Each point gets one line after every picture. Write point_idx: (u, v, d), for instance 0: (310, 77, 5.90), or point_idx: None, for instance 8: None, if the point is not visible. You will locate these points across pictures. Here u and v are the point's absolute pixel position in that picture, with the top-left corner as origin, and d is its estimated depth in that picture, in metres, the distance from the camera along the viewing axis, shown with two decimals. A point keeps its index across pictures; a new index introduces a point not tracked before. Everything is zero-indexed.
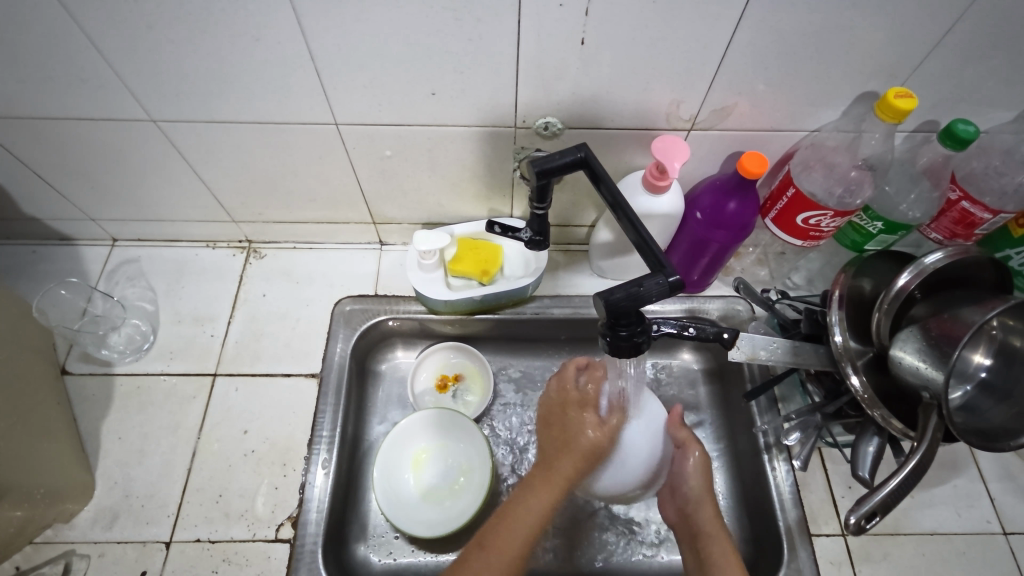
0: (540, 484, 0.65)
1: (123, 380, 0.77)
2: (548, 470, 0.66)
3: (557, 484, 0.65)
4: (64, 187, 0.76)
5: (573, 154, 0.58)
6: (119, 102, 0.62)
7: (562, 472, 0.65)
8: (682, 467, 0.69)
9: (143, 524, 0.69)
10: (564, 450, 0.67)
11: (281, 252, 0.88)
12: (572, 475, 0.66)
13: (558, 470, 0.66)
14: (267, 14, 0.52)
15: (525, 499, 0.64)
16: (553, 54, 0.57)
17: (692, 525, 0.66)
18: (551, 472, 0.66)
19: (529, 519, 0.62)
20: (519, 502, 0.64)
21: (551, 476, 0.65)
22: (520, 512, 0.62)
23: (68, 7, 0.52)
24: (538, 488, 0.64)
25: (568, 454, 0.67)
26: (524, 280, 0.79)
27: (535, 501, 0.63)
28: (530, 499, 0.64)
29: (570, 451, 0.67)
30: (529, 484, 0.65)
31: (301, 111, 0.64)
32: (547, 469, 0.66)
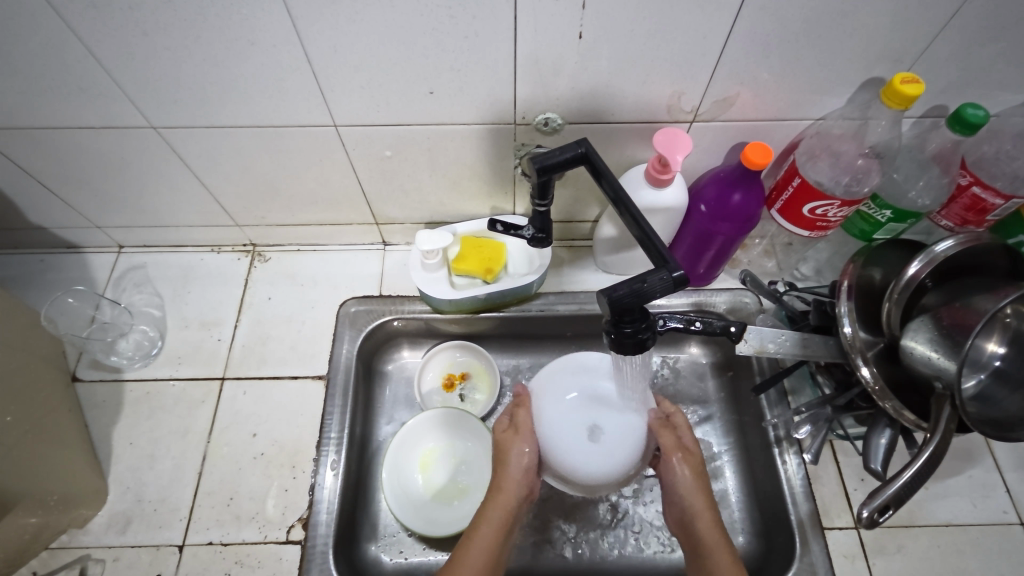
0: (484, 527, 0.62)
1: (132, 386, 0.78)
2: (488, 511, 0.64)
3: (502, 526, 0.62)
4: (68, 196, 0.77)
5: (573, 150, 0.58)
6: (119, 109, 0.63)
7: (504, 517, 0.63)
8: (672, 476, 0.67)
9: (156, 528, 0.70)
10: (502, 489, 0.66)
11: (285, 255, 0.88)
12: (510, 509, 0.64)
13: (499, 511, 0.63)
14: (262, 17, 0.52)
15: (468, 544, 0.60)
16: (551, 48, 0.56)
17: (691, 536, 0.63)
18: (488, 514, 0.63)
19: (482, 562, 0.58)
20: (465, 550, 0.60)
21: (494, 514, 0.63)
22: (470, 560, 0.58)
23: (65, 17, 0.52)
24: (481, 530, 0.62)
25: (504, 488, 0.66)
26: (528, 277, 0.79)
27: (481, 543, 0.60)
28: (473, 545, 0.60)
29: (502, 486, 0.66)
30: (469, 531, 0.62)
31: (300, 114, 0.63)
32: (485, 512, 0.63)
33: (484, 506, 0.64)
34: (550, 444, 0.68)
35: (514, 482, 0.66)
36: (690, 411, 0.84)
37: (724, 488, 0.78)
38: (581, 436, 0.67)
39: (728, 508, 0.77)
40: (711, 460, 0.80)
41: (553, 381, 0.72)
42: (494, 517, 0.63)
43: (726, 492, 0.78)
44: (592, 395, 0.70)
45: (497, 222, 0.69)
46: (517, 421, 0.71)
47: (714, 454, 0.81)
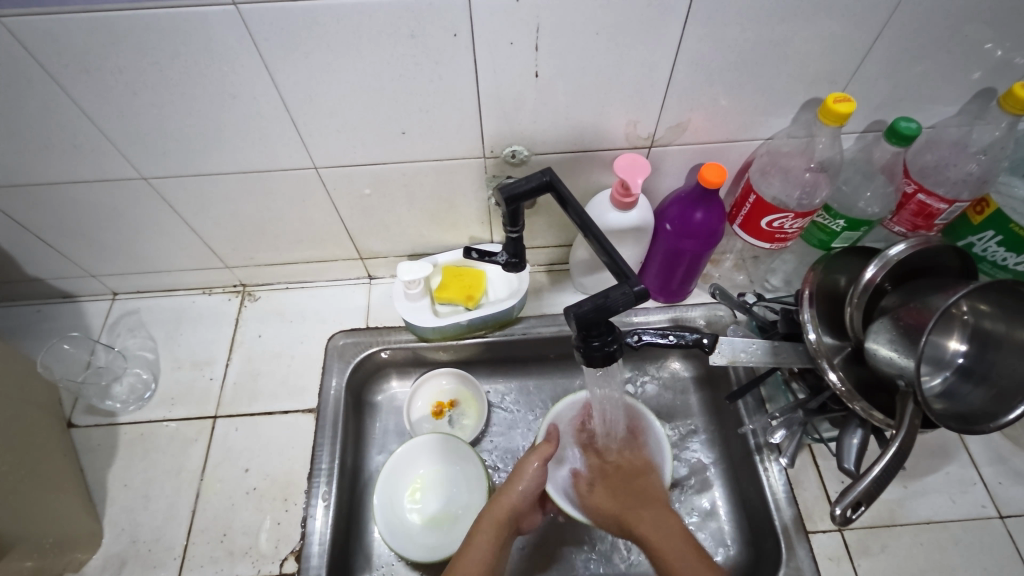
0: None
1: (126, 428, 0.79)
2: (466, 563, 0.60)
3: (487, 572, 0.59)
4: (62, 245, 0.80)
5: (538, 179, 0.62)
6: (112, 162, 0.66)
7: (497, 529, 0.63)
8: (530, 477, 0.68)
9: (151, 567, 0.70)
10: (501, 502, 0.66)
11: (274, 293, 0.91)
12: (504, 526, 0.64)
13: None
14: (242, 72, 0.56)
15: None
16: (509, 87, 0.60)
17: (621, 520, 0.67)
18: (481, 531, 0.63)
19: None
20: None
21: (475, 561, 0.60)
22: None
23: (60, 80, 0.56)
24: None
25: (487, 519, 0.64)
26: (508, 302, 0.82)
27: (475, 557, 0.60)
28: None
29: (506, 500, 0.66)
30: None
31: (281, 158, 0.67)
32: (478, 538, 0.62)
33: (462, 555, 0.61)
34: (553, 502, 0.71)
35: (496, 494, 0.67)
36: (675, 426, 0.86)
37: (712, 501, 0.80)
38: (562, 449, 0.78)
39: (717, 520, 0.78)
40: (699, 473, 0.82)
41: (561, 424, 0.77)
42: (474, 561, 0.60)
43: (715, 504, 0.80)
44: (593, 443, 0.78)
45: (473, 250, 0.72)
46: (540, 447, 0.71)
47: (699, 467, 0.82)
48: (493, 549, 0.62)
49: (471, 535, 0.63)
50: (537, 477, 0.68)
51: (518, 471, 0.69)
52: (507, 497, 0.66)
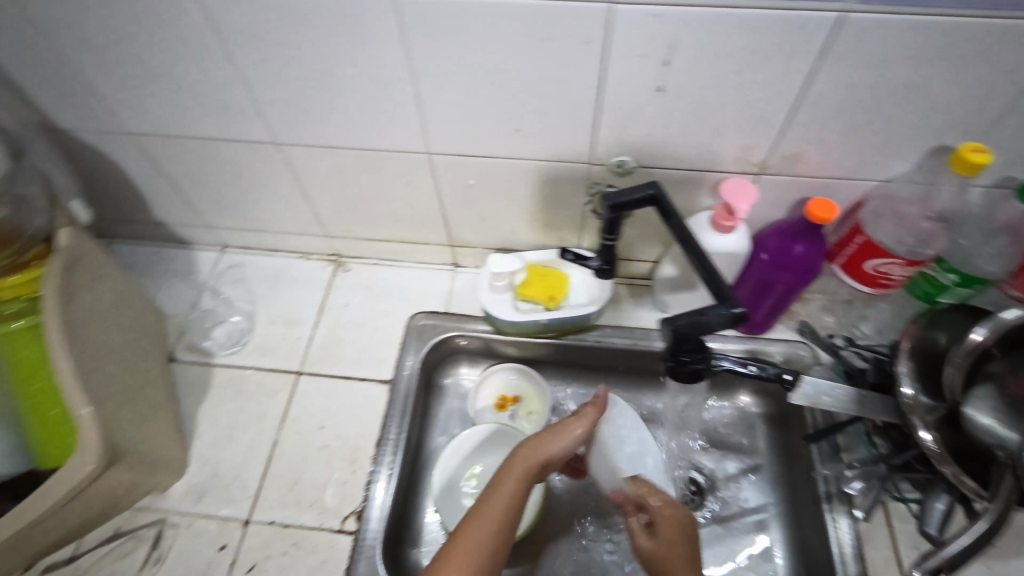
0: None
1: (220, 370, 0.85)
2: (491, 507, 0.58)
3: (511, 518, 0.58)
4: (190, 196, 0.87)
5: (643, 192, 0.64)
6: (251, 127, 0.72)
7: (531, 470, 0.61)
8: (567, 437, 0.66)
9: (226, 502, 0.74)
10: (539, 448, 0.63)
11: (364, 267, 0.96)
12: (535, 472, 0.62)
13: (493, 520, 0.57)
14: (383, 57, 0.59)
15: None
16: (631, 99, 0.62)
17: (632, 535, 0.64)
18: (513, 470, 0.61)
19: (507, 516, 0.58)
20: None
21: (499, 505, 0.58)
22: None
23: (225, 48, 0.61)
24: (478, 530, 0.56)
25: (518, 462, 0.61)
26: (588, 308, 0.83)
27: (501, 497, 0.59)
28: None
29: (546, 447, 0.64)
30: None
31: (400, 141, 0.71)
32: (508, 478, 0.60)
33: (487, 498, 0.59)
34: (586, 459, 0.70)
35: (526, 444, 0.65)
36: (733, 460, 0.84)
37: (767, 542, 0.78)
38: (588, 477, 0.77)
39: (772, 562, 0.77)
40: (756, 512, 0.80)
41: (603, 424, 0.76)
42: (504, 498, 0.59)
43: (771, 546, 0.78)
44: (632, 446, 0.73)
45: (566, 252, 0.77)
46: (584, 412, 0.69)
47: (759, 506, 0.81)
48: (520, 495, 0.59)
49: (498, 479, 0.61)
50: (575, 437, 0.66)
51: (557, 428, 0.67)
52: (542, 449, 0.63)
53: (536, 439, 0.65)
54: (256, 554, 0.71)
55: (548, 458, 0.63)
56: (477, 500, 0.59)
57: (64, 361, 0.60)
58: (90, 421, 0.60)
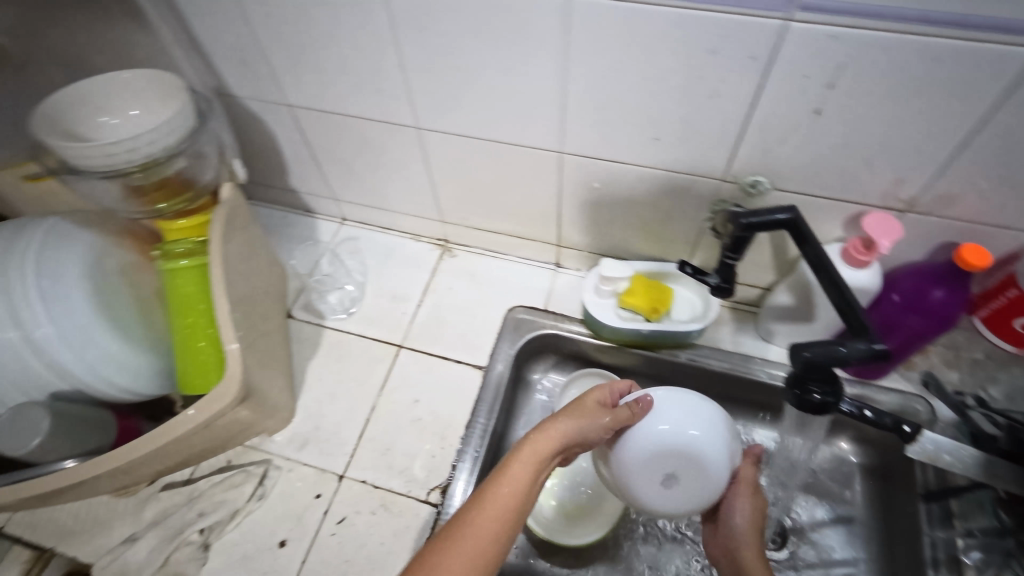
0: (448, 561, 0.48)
1: (329, 333, 0.91)
2: (496, 496, 0.53)
3: (524, 495, 0.54)
4: (326, 169, 0.94)
5: (780, 215, 0.62)
6: (398, 111, 0.76)
7: (542, 459, 0.56)
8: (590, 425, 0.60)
9: (325, 454, 0.79)
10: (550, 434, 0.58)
11: (470, 256, 1.00)
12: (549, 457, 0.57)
13: (506, 496, 0.53)
14: (541, 56, 0.62)
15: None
16: (782, 118, 0.60)
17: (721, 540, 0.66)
18: (523, 458, 0.56)
19: (515, 505, 0.53)
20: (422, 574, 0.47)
21: (509, 495, 0.53)
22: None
23: (395, 36, 0.65)
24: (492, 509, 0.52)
25: (533, 449, 0.57)
26: (691, 325, 0.81)
27: (511, 485, 0.54)
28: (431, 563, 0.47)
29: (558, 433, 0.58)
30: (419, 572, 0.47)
31: (536, 139, 0.73)
32: (516, 464, 0.55)
33: (497, 484, 0.54)
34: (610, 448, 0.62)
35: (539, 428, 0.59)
36: (823, 508, 0.81)
37: None
38: (654, 481, 0.59)
39: None
40: (841, 565, 0.77)
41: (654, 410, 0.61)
42: (513, 487, 0.54)
43: None
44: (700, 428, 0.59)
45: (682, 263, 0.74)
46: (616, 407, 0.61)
47: (847, 559, 0.77)
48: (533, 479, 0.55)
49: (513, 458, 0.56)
50: (591, 416, 0.60)
51: (572, 406, 0.61)
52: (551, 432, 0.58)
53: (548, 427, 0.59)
54: (347, 508, 0.75)
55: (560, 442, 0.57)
56: (490, 477, 0.55)
57: (223, 302, 0.66)
58: (236, 356, 0.65)
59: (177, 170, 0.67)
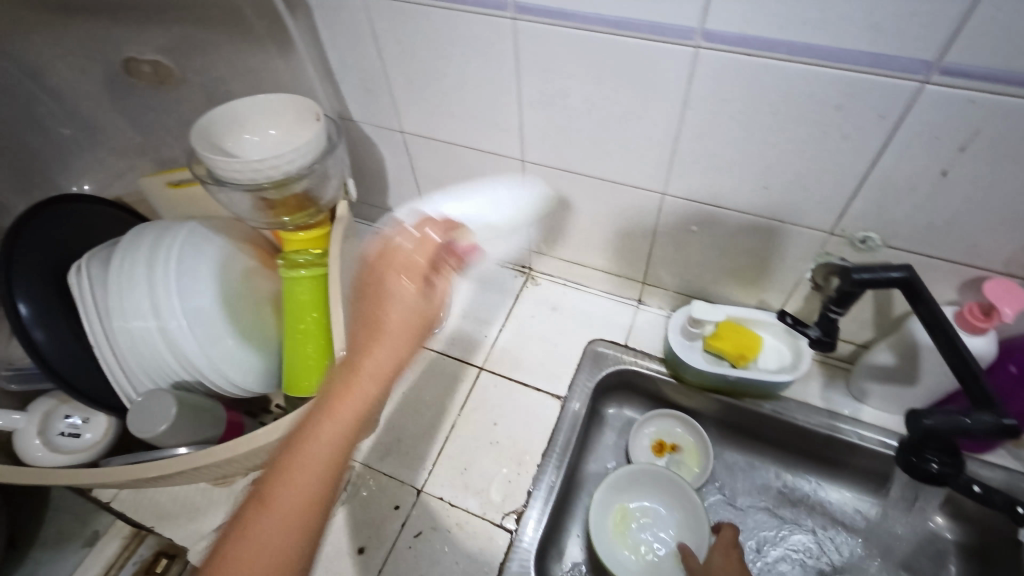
0: (301, 485, 0.43)
1: (414, 349, 0.95)
2: (306, 455, 0.44)
3: (346, 442, 0.46)
4: (425, 193, 0.99)
5: (896, 273, 0.61)
6: (507, 144, 0.80)
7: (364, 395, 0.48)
8: (372, 316, 0.51)
9: (405, 467, 0.82)
10: (359, 368, 0.48)
11: (553, 285, 1.02)
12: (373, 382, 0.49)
13: (327, 447, 0.45)
14: (661, 100, 0.63)
15: (276, 514, 0.42)
16: (905, 177, 0.59)
17: None
18: (334, 410, 0.46)
19: (323, 465, 0.45)
20: (283, 515, 0.42)
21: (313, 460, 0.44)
22: (266, 547, 0.41)
23: (519, 73, 0.69)
24: (309, 441, 0.45)
25: (334, 406, 0.47)
26: (781, 376, 0.78)
27: (325, 436, 0.45)
28: (296, 489, 0.43)
29: (368, 362, 0.49)
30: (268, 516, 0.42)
31: (641, 179, 0.75)
32: (324, 415, 0.46)
33: (308, 441, 0.45)
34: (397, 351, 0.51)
35: (364, 324, 0.53)
36: None
37: None
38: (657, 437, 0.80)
39: None
40: None
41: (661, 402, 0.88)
42: (313, 448, 0.45)
43: None
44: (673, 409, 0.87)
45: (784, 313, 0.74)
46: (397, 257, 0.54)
47: None
48: (371, 405, 0.48)
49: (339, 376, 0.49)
50: (404, 317, 0.51)
51: (380, 295, 0.53)
52: (381, 325, 0.51)
53: (364, 316, 0.52)
54: (423, 523, 0.77)
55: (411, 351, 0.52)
56: (319, 395, 0.49)
57: (337, 311, 0.70)
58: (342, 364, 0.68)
59: (303, 188, 0.72)
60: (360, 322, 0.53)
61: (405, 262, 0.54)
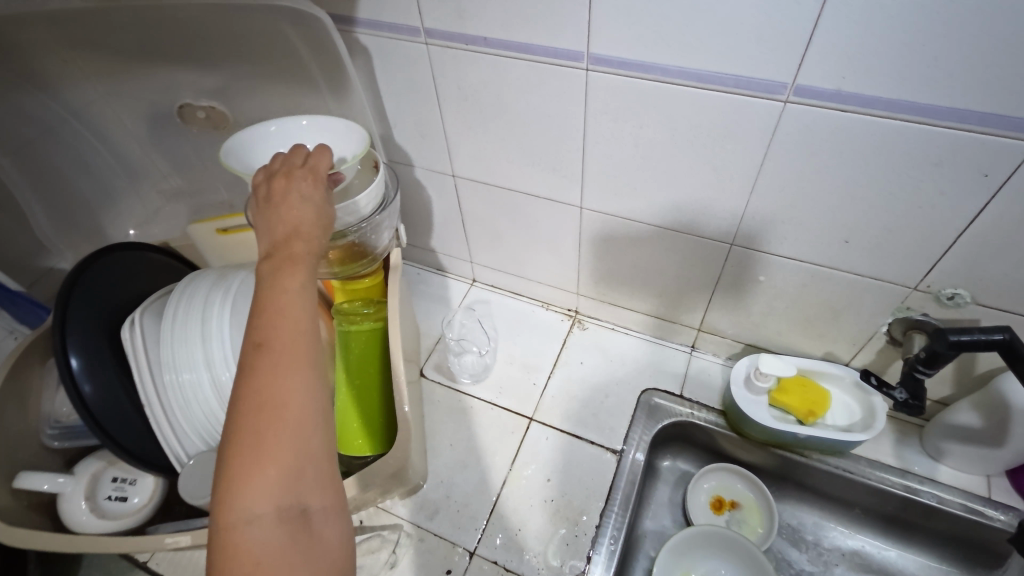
0: (296, 379, 0.42)
1: (461, 396, 0.91)
2: (269, 365, 0.42)
3: (312, 334, 0.45)
4: (472, 235, 0.96)
5: (996, 335, 0.57)
6: (566, 191, 0.78)
7: (301, 286, 0.47)
8: (278, 223, 0.50)
9: (456, 527, 0.78)
10: (292, 263, 0.47)
11: (601, 329, 0.98)
12: (297, 272, 0.47)
13: (291, 344, 0.43)
14: (742, 151, 0.61)
15: (281, 416, 0.41)
16: (1006, 236, 0.56)
17: None
18: (274, 315, 0.44)
19: (292, 357, 0.43)
20: (289, 416, 0.41)
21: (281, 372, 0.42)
22: (286, 448, 0.40)
23: (588, 122, 0.66)
24: (286, 338, 0.43)
25: (273, 312, 0.44)
26: (857, 435, 0.73)
27: (282, 336, 0.43)
28: (294, 388, 0.42)
29: (290, 260, 0.48)
30: (273, 422, 0.40)
31: (709, 228, 0.72)
32: (272, 319, 0.44)
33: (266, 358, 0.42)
34: (301, 246, 0.49)
35: (273, 231, 0.50)
36: None
37: None
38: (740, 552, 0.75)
39: None
40: None
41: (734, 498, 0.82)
42: (272, 355, 0.43)
43: None
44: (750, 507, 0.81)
45: (870, 375, 0.73)
46: (286, 171, 0.53)
47: None
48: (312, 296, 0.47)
49: (273, 276, 0.47)
50: (309, 217, 0.51)
51: (279, 201, 0.51)
52: (296, 224, 0.50)
53: (269, 228, 0.50)
54: None
55: (317, 234, 0.51)
56: (258, 301, 0.45)
57: (399, 366, 0.68)
58: (408, 420, 0.67)
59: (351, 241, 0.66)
60: (265, 233, 0.50)
61: (286, 174, 0.53)
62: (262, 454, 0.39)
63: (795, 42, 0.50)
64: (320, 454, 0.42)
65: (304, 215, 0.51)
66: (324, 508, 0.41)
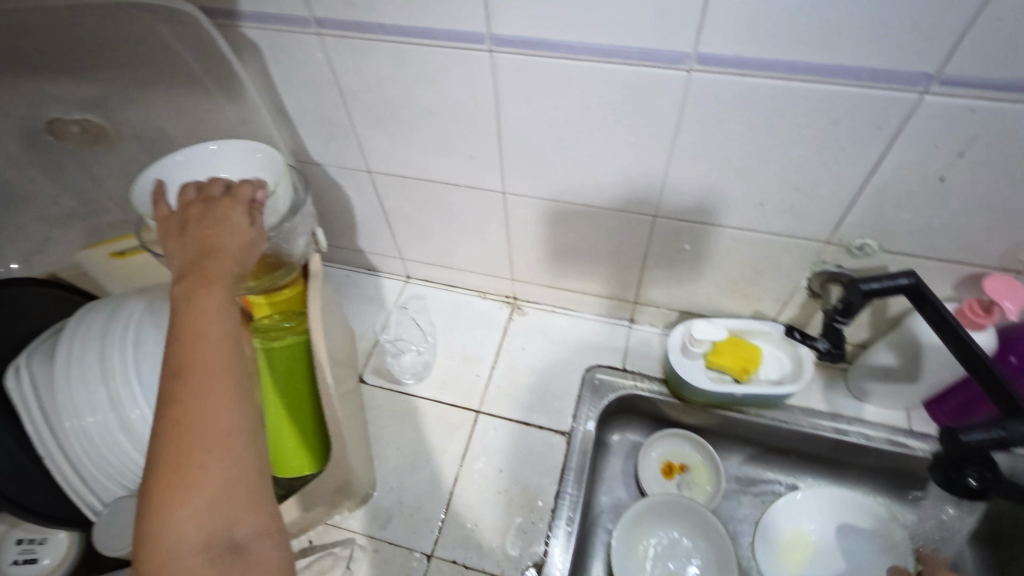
0: (218, 404, 0.41)
1: (403, 398, 0.89)
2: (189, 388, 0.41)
3: (235, 358, 0.44)
4: (398, 231, 0.93)
5: (902, 281, 0.61)
6: (487, 177, 0.76)
7: (221, 309, 0.45)
8: (195, 244, 0.49)
9: (411, 532, 0.76)
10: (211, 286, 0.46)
11: (540, 313, 0.98)
12: (216, 296, 0.46)
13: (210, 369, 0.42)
14: (654, 123, 0.60)
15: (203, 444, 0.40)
16: (902, 184, 0.59)
17: None
18: (194, 338, 0.43)
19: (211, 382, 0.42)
20: (217, 437, 0.40)
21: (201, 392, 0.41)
22: (211, 474, 0.40)
23: (500, 106, 0.64)
24: (205, 363, 0.42)
25: (191, 338, 0.43)
26: (787, 387, 0.76)
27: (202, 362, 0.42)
28: (217, 413, 0.41)
29: (209, 282, 0.46)
30: (196, 447, 0.40)
31: (632, 204, 0.72)
32: (189, 343, 0.43)
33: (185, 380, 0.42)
34: (220, 265, 0.47)
35: (190, 254, 0.48)
36: None
37: None
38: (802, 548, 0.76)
39: None
40: None
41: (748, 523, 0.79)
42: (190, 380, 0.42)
43: None
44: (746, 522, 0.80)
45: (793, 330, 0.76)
46: (205, 197, 0.52)
47: None
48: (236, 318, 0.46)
49: (188, 298, 0.45)
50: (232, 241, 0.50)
51: (199, 223, 0.50)
52: (214, 246, 0.49)
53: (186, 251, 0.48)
54: None
55: (237, 256, 0.49)
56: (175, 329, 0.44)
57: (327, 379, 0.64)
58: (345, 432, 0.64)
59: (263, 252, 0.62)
60: (182, 255, 0.49)
61: (206, 199, 0.52)
62: (186, 481, 0.39)
63: (691, 10, 0.49)
64: (249, 477, 0.41)
65: (225, 237, 0.49)
66: (255, 529, 0.40)
